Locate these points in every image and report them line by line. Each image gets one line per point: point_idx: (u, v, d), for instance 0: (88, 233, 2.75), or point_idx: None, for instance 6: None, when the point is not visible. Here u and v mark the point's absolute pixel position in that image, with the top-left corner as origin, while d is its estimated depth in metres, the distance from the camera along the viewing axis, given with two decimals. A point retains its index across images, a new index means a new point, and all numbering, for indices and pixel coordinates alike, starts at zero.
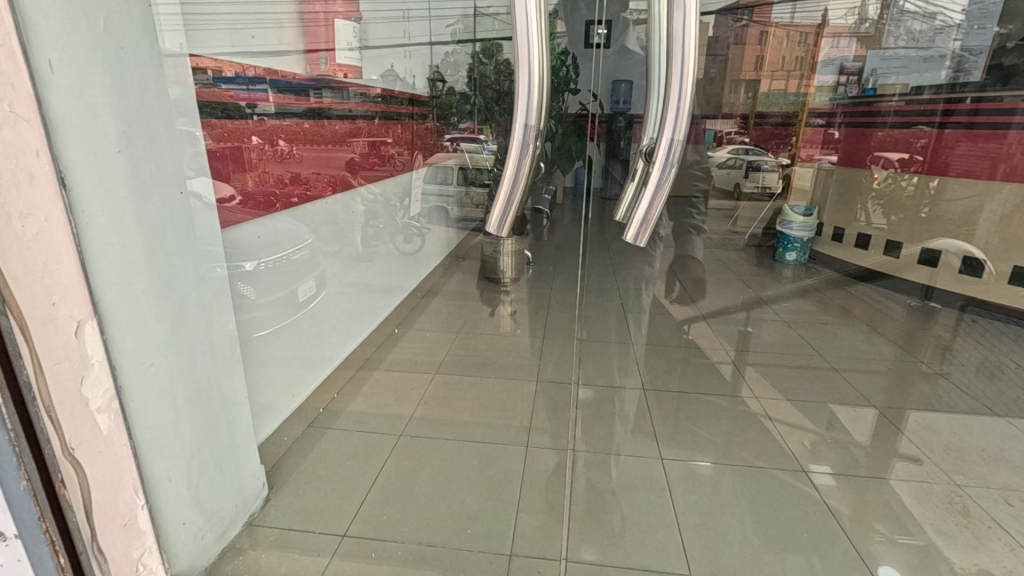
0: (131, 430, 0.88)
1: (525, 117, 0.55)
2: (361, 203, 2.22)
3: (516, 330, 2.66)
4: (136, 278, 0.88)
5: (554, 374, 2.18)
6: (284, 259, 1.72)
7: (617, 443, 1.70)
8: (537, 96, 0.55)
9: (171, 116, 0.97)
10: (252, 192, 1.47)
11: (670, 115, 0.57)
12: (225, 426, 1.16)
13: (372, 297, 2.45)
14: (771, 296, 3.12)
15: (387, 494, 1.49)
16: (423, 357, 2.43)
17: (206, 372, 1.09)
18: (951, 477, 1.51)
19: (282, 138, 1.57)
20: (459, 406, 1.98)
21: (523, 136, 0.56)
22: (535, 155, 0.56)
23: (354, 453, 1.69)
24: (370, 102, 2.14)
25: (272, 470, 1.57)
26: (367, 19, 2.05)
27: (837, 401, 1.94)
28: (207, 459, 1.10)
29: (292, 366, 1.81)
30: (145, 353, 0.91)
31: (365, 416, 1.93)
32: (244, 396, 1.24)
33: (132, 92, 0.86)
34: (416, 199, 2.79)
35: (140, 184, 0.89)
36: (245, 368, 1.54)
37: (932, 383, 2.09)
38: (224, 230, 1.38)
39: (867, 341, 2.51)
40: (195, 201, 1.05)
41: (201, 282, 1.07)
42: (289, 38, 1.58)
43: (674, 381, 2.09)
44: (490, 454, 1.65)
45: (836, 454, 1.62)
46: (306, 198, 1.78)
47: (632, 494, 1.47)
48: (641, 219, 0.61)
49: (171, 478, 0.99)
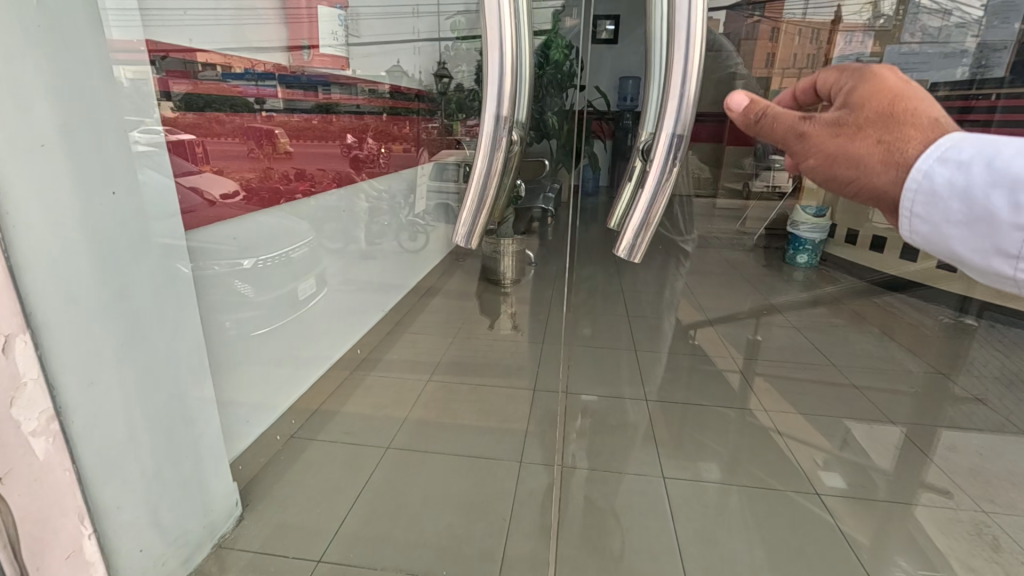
0: (75, 453, 0.80)
1: (495, 108, 0.46)
2: (365, 198, 2.15)
3: (517, 334, 2.57)
4: (79, 286, 0.80)
5: (554, 383, 2.09)
6: (283, 257, 1.64)
7: (618, 458, 1.61)
8: (510, 83, 0.45)
9: (123, 104, 0.88)
10: (255, 188, 1.44)
11: (672, 106, 0.47)
12: (190, 443, 1.08)
13: (374, 296, 2.38)
14: (782, 302, 3.01)
15: (374, 512, 1.42)
16: (421, 357, 2.35)
17: (168, 384, 1.01)
18: (978, 504, 1.41)
19: (287, 133, 1.53)
20: (458, 411, 1.90)
21: (494, 131, 0.47)
22: (508, 154, 0.47)
23: (343, 463, 1.62)
24: (376, 99, 2.08)
25: (252, 483, 1.49)
26: (360, 13, 1.90)
27: (853, 417, 1.84)
28: (169, 478, 1.02)
29: (291, 363, 1.74)
30: (92, 368, 0.83)
31: (358, 422, 1.85)
32: (214, 409, 1.16)
33: (71, 79, 0.78)
34: (422, 195, 2.71)
35: (84, 182, 0.80)
36: (241, 367, 1.49)
37: (953, 397, 1.98)
38: (209, 229, 1.31)
39: (884, 350, 2.41)
40: (156, 201, 0.97)
41: (162, 286, 0.98)
42: (273, 34, 1.45)
43: (681, 391, 1.99)
44: (483, 469, 1.57)
45: (852, 475, 1.52)
46: (311, 194, 1.73)
47: (633, 515, 1.38)
48: (632, 234, 0.52)
49: (124, 503, 0.91)
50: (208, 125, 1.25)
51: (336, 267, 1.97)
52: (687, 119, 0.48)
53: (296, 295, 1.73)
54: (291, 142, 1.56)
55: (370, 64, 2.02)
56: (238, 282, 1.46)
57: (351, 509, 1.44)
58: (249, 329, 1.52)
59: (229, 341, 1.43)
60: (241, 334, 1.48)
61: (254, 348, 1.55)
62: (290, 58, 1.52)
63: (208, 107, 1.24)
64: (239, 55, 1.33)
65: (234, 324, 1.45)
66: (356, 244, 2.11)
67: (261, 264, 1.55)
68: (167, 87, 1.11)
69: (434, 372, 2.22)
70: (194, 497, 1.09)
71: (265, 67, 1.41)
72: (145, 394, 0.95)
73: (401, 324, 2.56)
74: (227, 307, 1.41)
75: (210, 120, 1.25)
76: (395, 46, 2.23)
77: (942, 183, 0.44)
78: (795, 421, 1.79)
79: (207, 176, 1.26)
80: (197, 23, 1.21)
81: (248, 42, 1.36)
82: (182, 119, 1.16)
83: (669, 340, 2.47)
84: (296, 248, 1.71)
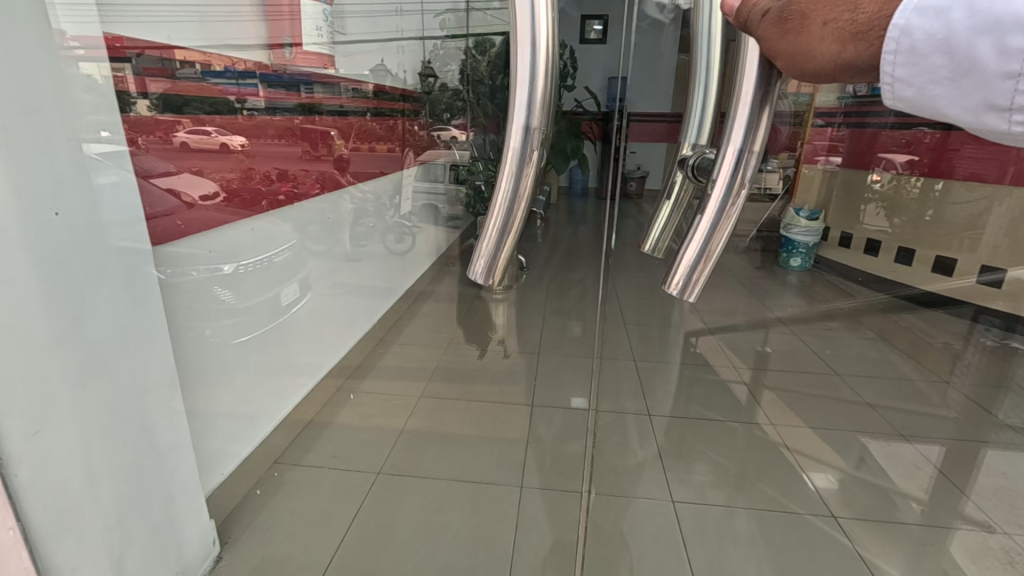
0: (18, 508, 0.72)
1: (525, 117, 0.36)
2: (350, 201, 2.04)
3: (509, 341, 2.47)
4: (23, 319, 0.70)
5: (550, 395, 2.01)
6: (265, 261, 1.53)
7: (622, 478, 1.53)
8: (543, 86, 0.36)
9: (79, 109, 0.78)
10: (236, 189, 1.33)
11: (743, 112, 0.32)
12: (158, 485, 0.97)
13: (362, 302, 2.26)
14: (777, 308, 2.97)
15: (367, 544, 1.32)
16: (412, 365, 2.24)
17: (134, 423, 0.90)
18: (1000, 525, 1.37)
19: (268, 134, 1.42)
20: (452, 425, 1.81)
21: (521, 146, 0.37)
22: (540, 177, 0.38)
23: (331, 489, 1.51)
24: (361, 99, 1.98)
25: (231, 514, 1.38)
26: (344, 8, 1.80)
27: (864, 431, 1.79)
28: (135, 527, 0.92)
29: (274, 377, 1.62)
30: (39, 410, 0.73)
31: (347, 440, 1.75)
32: (188, 443, 1.05)
33: (10, 81, 0.68)
34: (408, 196, 2.60)
35: (27, 199, 0.70)
36: (222, 378, 1.38)
37: (958, 407, 1.97)
38: (186, 238, 1.19)
39: (884, 356, 2.38)
40: (119, 214, 0.86)
41: (127, 311, 0.88)
42: (251, 32, 1.34)
43: (683, 404, 1.92)
44: (481, 494, 1.47)
45: (869, 497, 1.47)
46: (293, 196, 1.62)
47: (644, 543, 1.31)
48: (693, 269, 0.33)
49: (77, 562, 0.81)
50: (186, 123, 1.14)
51: (320, 272, 1.85)
52: (768, 111, 0.32)
53: (278, 303, 1.62)
54: (272, 143, 1.45)
55: (354, 61, 1.91)
56: (218, 289, 1.34)
57: (344, 540, 1.34)
58: (229, 341, 1.40)
59: (209, 355, 1.32)
60: (223, 343, 1.37)
61: (235, 357, 1.43)
62: (273, 56, 1.42)
63: (187, 107, 1.14)
64: (212, 52, 1.21)
65: (214, 335, 1.34)
66: (341, 249, 1.99)
67: (242, 270, 1.43)
68: (136, 85, 1.01)
69: (427, 380, 2.13)
70: (167, 540, 0.99)
71: (246, 66, 1.31)
72: (106, 434, 0.84)
73: (390, 332, 2.46)
74: (205, 316, 1.30)
75: (188, 120, 1.14)
76: (379, 44, 2.11)
77: (923, 38, 0.23)
78: (807, 436, 1.74)
79: (183, 176, 1.15)
80: (171, 18, 1.10)
81: (223, 39, 1.25)
82: (154, 117, 1.06)
83: (669, 348, 2.41)
84: (279, 251, 1.59)
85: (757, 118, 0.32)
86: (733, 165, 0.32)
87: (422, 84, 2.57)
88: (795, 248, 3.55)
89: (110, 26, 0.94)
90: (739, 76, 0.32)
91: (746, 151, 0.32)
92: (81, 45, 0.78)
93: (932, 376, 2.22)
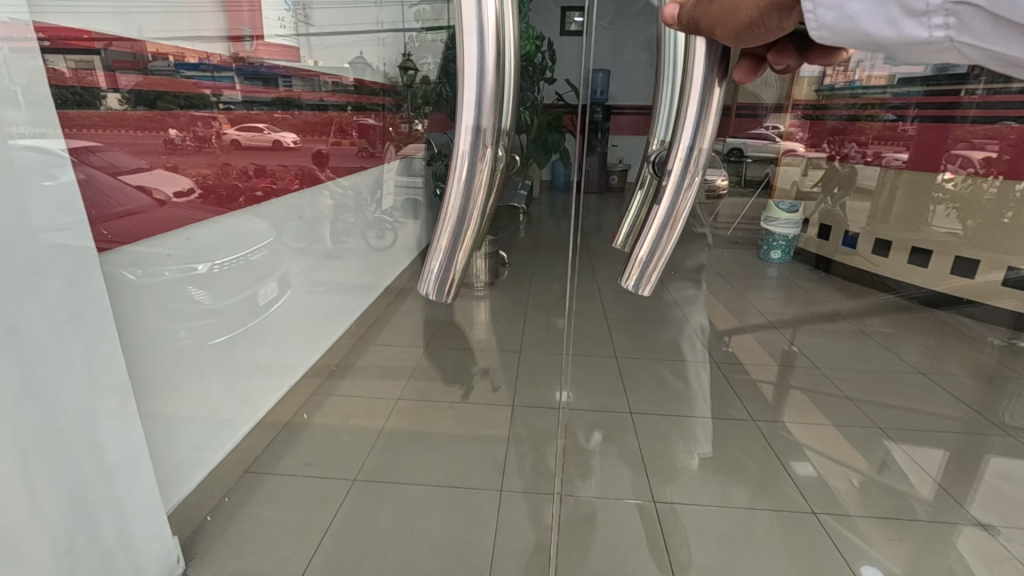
0: None
1: (473, 117, 0.32)
2: (329, 196, 1.98)
3: (493, 338, 2.44)
4: None
5: (534, 393, 1.98)
6: (242, 260, 1.47)
7: (607, 480, 1.52)
8: (494, 79, 0.32)
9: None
10: (213, 186, 1.28)
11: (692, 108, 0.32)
12: (112, 505, 0.92)
13: (343, 300, 2.20)
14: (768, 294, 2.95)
15: (348, 556, 1.29)
16: (394, 364, 2.20)
17: (76, 444, 0.85)
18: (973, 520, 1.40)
19: (243, 127, 1.37)
20: (436, 425, 1.77)
21: (470, 146, 0.33)
22: (493, 176, 0.34)
23: (310, 498, 1.47)
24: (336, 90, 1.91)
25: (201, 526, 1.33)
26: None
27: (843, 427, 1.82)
28: (84, 552, 0.87)
29: (252, 380, 1.57)
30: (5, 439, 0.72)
31: (327, 443, 1.70)
32: (146, 458, 1.00)
33: None
34: (390, 191, 2.53)
35: None
36: (198, 384, 1.32)
37: (933, 400, 2.01)
38: (157, 239, 1.13)
39: (863, 350, 2.42)
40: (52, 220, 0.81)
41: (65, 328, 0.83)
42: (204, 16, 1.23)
43: (669, 401, 1.91)
44: (464, 498, 1.45)
45: (866, 505, 1.47)
46: (272, 192, 1.57)
47: (628, 548, 1.30)
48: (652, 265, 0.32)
49: None
50: (160, 120, 1.09)
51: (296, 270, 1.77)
52: (716, 99, 0.32)
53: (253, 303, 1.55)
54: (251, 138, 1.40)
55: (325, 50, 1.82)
56: (193, 289, 1.27)
57: (317, 547, 1.31)
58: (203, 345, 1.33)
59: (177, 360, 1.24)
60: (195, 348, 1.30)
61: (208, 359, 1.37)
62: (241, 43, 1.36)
63: (159, 100, 1.08)
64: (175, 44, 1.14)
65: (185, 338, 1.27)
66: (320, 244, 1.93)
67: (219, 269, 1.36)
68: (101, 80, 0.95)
69: (409, 378, 2.08)
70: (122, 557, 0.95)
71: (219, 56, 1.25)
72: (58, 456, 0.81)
73: (371, 329, 2.41)
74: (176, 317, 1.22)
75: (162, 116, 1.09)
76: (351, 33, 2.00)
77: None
78: (807, 434, 1.75)
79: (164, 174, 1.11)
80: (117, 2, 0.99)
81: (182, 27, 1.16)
82: (130, 115, 1.01)
83: (655, 343, 2.40)
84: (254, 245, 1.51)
85: (707, 104, 0.32)
86: (684, 158, 0.32)
87: (402, 77, 2.50)
88: (773, 240, 3.64)
89: (47, 17, 0.85)
90: (691, 54, 0.31)
91: (694, 148, 0.32)
92: (46, 38, 0.84)
93: (909, 369, 2.26)
